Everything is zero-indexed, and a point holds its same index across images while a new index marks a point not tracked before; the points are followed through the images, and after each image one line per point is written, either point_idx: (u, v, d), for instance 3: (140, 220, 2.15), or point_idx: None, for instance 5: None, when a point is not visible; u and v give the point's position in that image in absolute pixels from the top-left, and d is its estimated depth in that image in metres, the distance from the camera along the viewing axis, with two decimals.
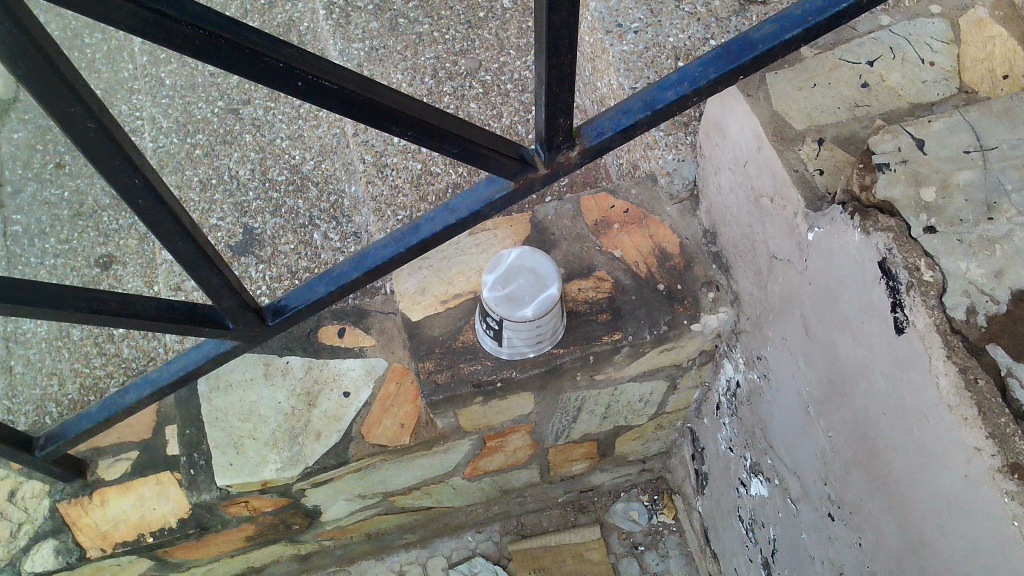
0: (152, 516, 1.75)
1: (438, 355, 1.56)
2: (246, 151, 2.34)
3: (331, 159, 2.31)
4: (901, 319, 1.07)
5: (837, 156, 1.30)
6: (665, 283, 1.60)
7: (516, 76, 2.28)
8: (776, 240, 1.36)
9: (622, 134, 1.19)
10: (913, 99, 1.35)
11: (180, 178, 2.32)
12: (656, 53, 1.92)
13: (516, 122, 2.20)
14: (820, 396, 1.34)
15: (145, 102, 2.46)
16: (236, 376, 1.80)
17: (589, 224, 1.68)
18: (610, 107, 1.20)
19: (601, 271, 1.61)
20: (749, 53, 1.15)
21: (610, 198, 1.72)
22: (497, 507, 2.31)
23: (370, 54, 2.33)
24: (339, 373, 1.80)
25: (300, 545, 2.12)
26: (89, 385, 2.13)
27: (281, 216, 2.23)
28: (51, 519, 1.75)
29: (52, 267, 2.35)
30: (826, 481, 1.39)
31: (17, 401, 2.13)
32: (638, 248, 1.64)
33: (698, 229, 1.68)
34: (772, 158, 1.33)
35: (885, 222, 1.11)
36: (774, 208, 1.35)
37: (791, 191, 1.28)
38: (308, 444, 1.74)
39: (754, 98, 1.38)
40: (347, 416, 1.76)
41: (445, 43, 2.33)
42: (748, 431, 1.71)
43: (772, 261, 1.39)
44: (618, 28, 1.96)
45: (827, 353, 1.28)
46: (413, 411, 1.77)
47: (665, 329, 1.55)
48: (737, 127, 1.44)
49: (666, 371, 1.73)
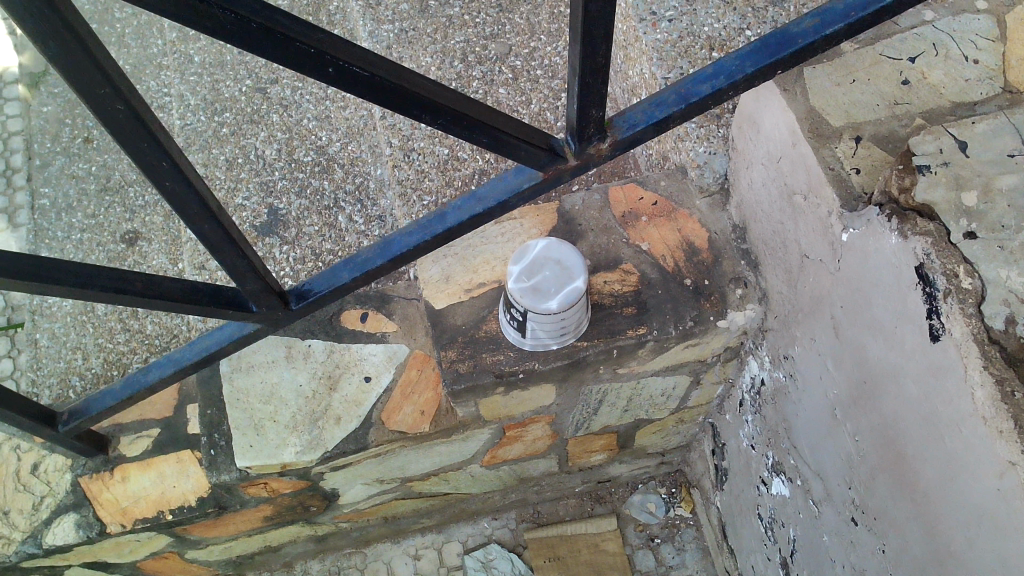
0: (172, 493, 1.79)
1: (460, 343, 1.55)
2: (273, 131, 2.33)
3: (357, 141, 2.29)
4: (937, 327, 1.04)
5: (874, 155, 1.28)
6: (692, 278, 1.58)
7: (546, 63, 2.24)
8: (809, 239, 1.33)
9: (654, 126, 1.23)
10: (955, 98, 1.31)
11: (207, 156, 2.32)
12: (690, 43, 1.86)
13: (545, 109, 2.16)
14: (848, 400, 1.31)
15: (174, 79, 2.47)
16: (257, 358, 1.80)
17: (617, 215, 1.66)
18: (643, 99, 1.24)
19: (627, 264, 1.59)
20: (788, 47, 1.17)
21: (638, 189, 1.69)
22: (514, 495, 2.33)
23: (400, 36, 2.31)
24: (360, 357, 1.79)
25: (318, 526, 2.15)
26: (113, 361, 2.21)
27: (306, 197, 2.22)
28: (73, 493, 1.82)
29: (79, 241, 2.39)
30: (851, 484, 1.36)
31: (42, 373, 2.25)
32: (666, 241, 1.62)
33: (727, 224, 1.64)
34: (807, 155, 1.30)
35: (924, 226, 1.07)
36: (807, 206, 1.32)
37: (826, 190, 1.25)
38: (328, 428, 1.73)
39: (791, 93, 1.35)
40: (368, 401, 1.75)
41: (475, 26, 2.30)
42: (771, 429, 1.68)
43: (803, 260, 1.36)
44: (652, 16, 1.89)
45: (857, 357, 1.25)
46: (434, 398, 1.76)
47: (691, 325, 1.53)
48: (772, 122, 1.40)
49: (689, 367, 1.71)
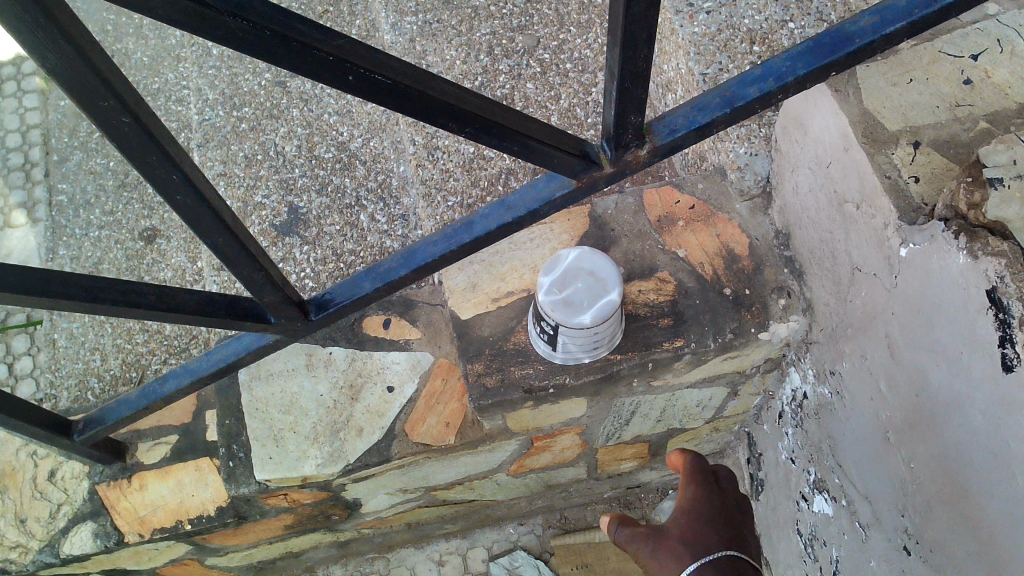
0: (191, 503, 1.73)
1: (487, 356, 1.48)
2: (293, 126, 2.26)
3: (379, 137, 2.21)
4: (1011, 356, 0.96)
5: (935, 162, 1.18)
6: (731, 287, 1.49)
7: (576, 55, 2.14)
8: (861, 251, 1.25)
9: (696, 132, 1.14)
10: (1021, 99, 1.19)
11: (226, 152, 2.26)
12: (729, 36, 1.76)
13: (575, 104, 2.07)
14: (902, 424, 1.23)
15: (192, 72, 2.42)
16: (277, 366, 1.74)
17: (652, 220, 1.57)
18: (684, 102, 1.15)
19: (663, 272, 1.51)
20: (843, 47, 1.08)
21: (675, 192, 1.61)
22: (540, 501, 2.26)
23: (423, 28, 2.23)
24: (383, 366, 1.73)
25: (340, 533, 2.10)
26: (131, 362, 2.17)
27: (327, 195, 2.15)
28: (91, 501, 1.78)
29: (97, 239, 2.34)
30: (904, 512, 1.28)
31: (60, 375, 2.22)
32: (704, 247, 1.54)
33: (769, 229, 1.55)
34: (860, 162, 1.21)
35: (996, 246, 0.98)
36: (859, 216, 1.23)
37: (882, 200, 1.17)
38: (349, 439, 1.67)
39: (843, 94, 1.26)
40: (391, 412, 1.69)
41: (502, 18, 2.21)
42: (813, 445, 1.59)
43: (854, 273, 1.27)
44: (689, 8, 1.80)
45: (914, 379, 1.17)
46: (459, 409, 1.69)
47: (731, 337, 1.45)
48: (820, 124, 1.32)
49: (727, 378, 1.63)
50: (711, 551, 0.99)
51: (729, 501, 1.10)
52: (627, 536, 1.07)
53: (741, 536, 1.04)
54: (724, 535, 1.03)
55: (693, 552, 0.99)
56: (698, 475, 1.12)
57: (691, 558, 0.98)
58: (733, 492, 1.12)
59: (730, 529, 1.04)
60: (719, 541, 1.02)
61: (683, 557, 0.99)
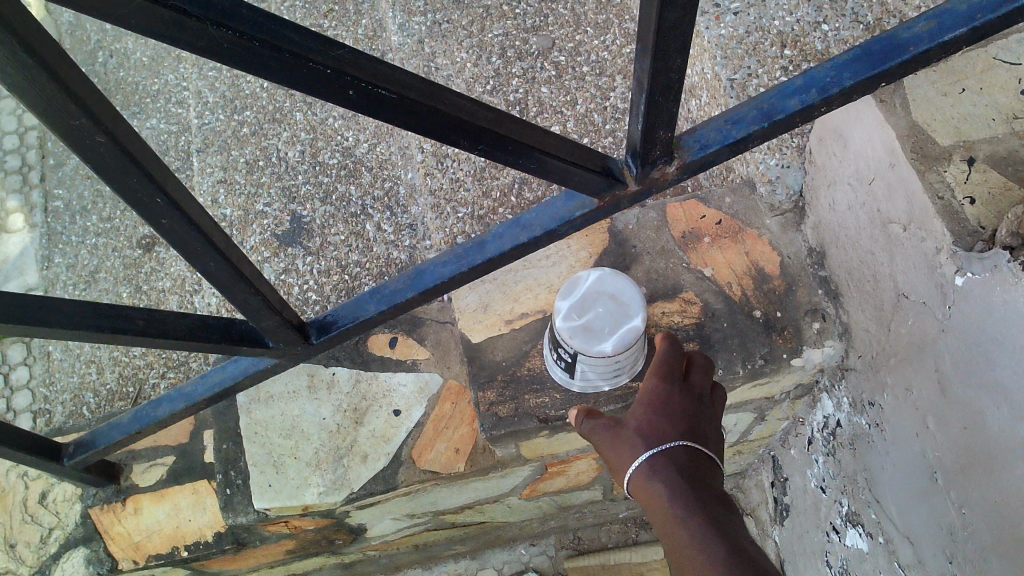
0: (187, 528, 1.63)
1: (499, 384, 1.40)
2: (296, 131, 2.17)
3: (386, 142, 2.10)
4: None
5: (992, 181, 1.07)
6: (762, 309, 1.39)
7: (594, 58, 2.04)
8: (907, 277, 1.15)
9: (730, 147, 1.04)
10: None
11: (226, 158, 2.18)
12: (759, 39, 1.66)
13: (592, 109, 1.97)
14: (953, 464, 1.13)
15: (192, 73, 2.33)
16: (278, 388, 1.65)
17: (676, 236, 1.48)
18: (717, 115, 1.05)
19: (688, 293, 1.42)
20: (896, 57, 0.97)
21: (700, 206, 1.51)
22: (553, 522, 2.16)
23: (433, 29, 2.13)
24: (390, 388, 1.64)
25: (344, 555, 2.01)
26: (128, 376, 2.07)
27: (332, 203, 2.05)
28: (83, 526, 1.69)
29: (93, 247, 2.25)
30: (951, 559, 1.18)
31: (55, 389, 2.13)
32: (731, 266, 1.44)
33: (802, 247, 1.45)
34: (908, 179, 1.12)
35: None
36: (907, 238, 1.13)
37: (934, 223, 1.07)
38: (353, 466, 1.58)
39: (889, 105, 1.17)
40: (397, 438, 1.60)
41: (516, 18, 2.11)
42: (848, 476, 1.49)
43: (900, 299, 1.17)
44: (715, 9, 1.70)
45: (969, 418, 1.07)
46: (469, 435, 1.59)
47: (761, 363, 1.35)
48: (862, 138, 1.23)
49: (755, 404, 1.54)
50: (667, 441, 1.06)
51: (691, 396, 1.15)
52: (592, 427, 1.15)
53: (700, 426, 1.10)
54: (682, 426, 1.09)
55: (649, 442, 1.06)
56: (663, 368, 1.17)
57: (647, 448, 1.05)
58: (697, 386, 1.17)
59: (690, 420, 1.10)
60: (678, 433, 1.07)
61: (638, 448, 1.06)
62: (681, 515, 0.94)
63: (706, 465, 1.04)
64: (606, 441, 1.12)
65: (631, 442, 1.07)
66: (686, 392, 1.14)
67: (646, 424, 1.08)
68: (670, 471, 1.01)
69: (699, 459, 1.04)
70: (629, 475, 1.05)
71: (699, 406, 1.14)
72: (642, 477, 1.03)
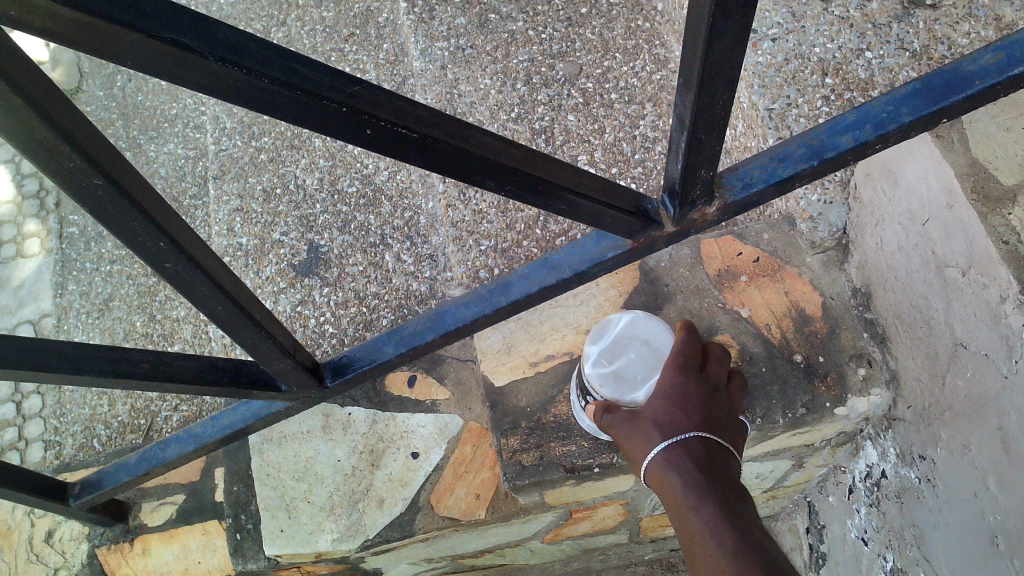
0: (197, 570, 1.55)
1: (524, 430, 1.32)
2: (315, 158, 2.11)
3: (406, 169, 2.03)
4: None
5: None
6: (803, 353, 1.31)
7: (622, 85, 1.97)
8: (966, 326, 1.07)
9: (776, 187, 0.96)
10: None
11: (244, 185, 2.13)
12: (798, 67, 1.59)
13: (620, 138, 1.90)
14: (1016, 527, 1.04)
15: (210, 98, 2.29)
16: (292, 428, 1.59)
17: (710, 273, 1.40)
18: (761, 152, 0.97)
19: (724, 335, 1.33)
20: (959, 90, 0.89)
21: (736, 243, 1.44)
22: (576, 564, 2.07)
23: (456, 55, 2.07)
24: (408, 430, 1.56)
25: None
26: (140, 409, 2.00)
27: (350, 232, 1.99)
28: (89, 565, 1.63)
29: (107, 274, 2.19)
30: None
31: (65, 420, 2.07)
32: (770, 306, 1.36)
33: (845, 287, 1.37)
34: (968, 221, 1.04)
35: None
36: (967, 284, 1.06)
37: (999, 269, 0.99)
38: (369, 511, 1.51)
39: (945, 141, 1.10)
40: (415, 482, 1.52)
41: (541, 43, 2.05)
42: (894, 530, 1.40)
43: (958, 349, 1.09)
44: (752, 35, 1.63)
45: None
46: (490, 479, 1.51)
47: (802, 412, 1.27)
48: (915, 175, 1.15)
49: (794, 451, 1.45)
50: (682, 430, 1.02)
51: (707, 383, 1.10)
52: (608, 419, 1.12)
53: (715, 414, 1.06)
54: (698, 414, 1.05)
55: (664, 432, 1.03)
56: (679, 356, 1.12)
57: (662, 438, 1.02)
58: (712, 375, 1.13)
59: (705, 408, 1.06)
60: (694, 423, 1.03)
61: (653, 438, 1.03)
62: (694, 509, 0.94)
63: (722, 454, 1.02)
64: (620, 428, 1.09)
65: (646, 432, 1.04)
66: (701, 381, 1.09)
67: (660, 413, 1.05)
68: (685, 463, 0.99)
69: (714, 449, 1.01)
70: (646, 464, 1.03)
71: (714, 394, 1.10)
72: (658, 465, 1.01)
